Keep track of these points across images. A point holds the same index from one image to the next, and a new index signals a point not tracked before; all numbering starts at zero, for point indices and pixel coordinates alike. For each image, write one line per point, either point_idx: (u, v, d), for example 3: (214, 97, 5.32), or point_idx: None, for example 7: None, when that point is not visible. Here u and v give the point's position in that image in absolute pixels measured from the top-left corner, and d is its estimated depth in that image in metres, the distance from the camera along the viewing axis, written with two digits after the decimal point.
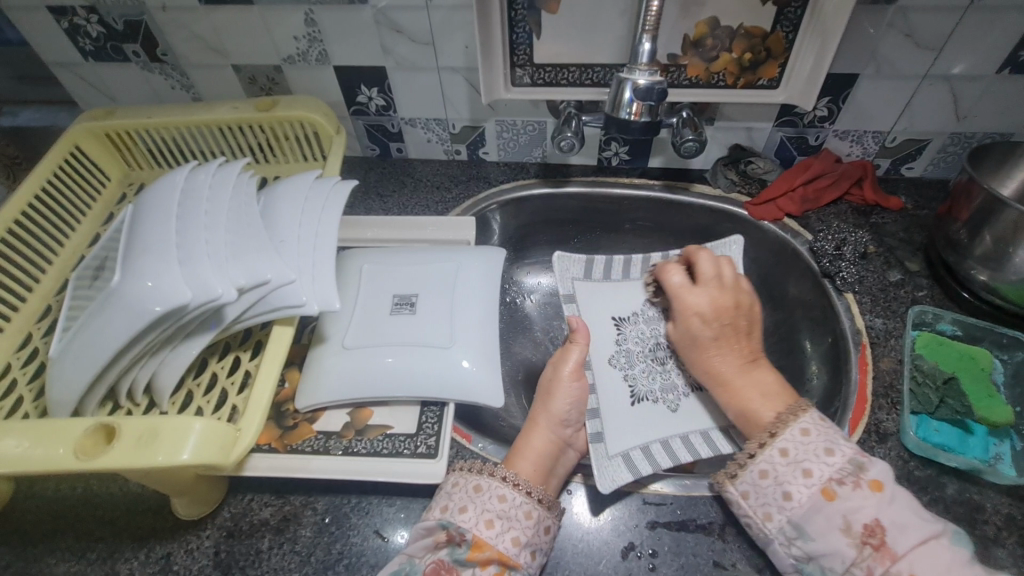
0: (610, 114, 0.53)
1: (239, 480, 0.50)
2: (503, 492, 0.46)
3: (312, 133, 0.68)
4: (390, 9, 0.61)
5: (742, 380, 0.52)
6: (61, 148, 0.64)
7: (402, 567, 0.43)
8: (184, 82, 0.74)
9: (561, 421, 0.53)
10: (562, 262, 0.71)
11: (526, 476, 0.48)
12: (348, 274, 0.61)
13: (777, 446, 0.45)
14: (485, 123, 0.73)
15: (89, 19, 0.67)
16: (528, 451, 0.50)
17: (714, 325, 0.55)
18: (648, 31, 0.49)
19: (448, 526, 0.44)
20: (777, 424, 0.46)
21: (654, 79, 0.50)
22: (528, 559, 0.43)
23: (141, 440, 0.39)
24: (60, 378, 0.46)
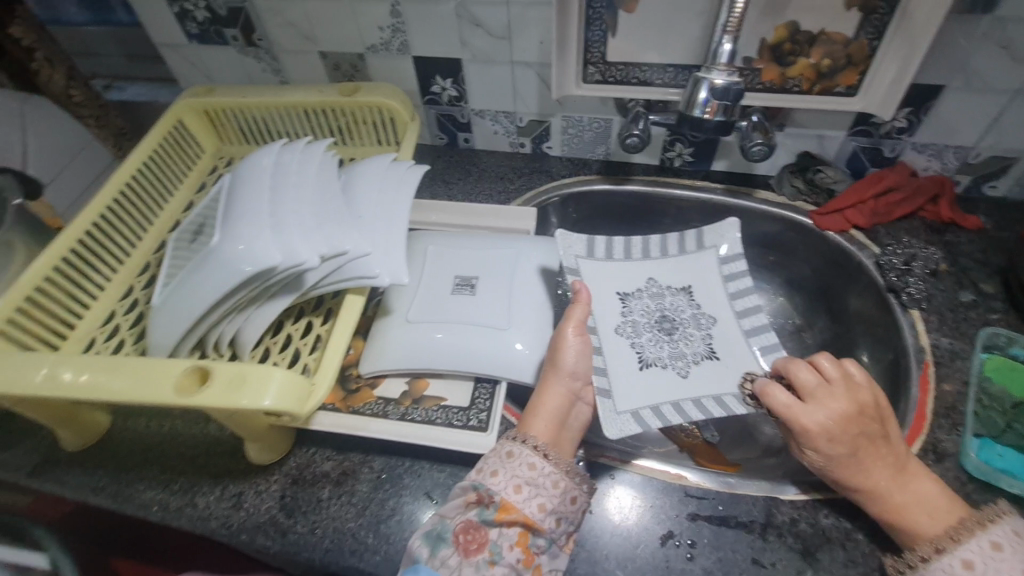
0: (684, 112, 0.54)
1: (305, 433, 0.55)
2: (534, 460, 0.46)
3: (389, 120, 0.72)
4: (472, 4, 0.64)
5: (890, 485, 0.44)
6: (167, 121, 0.71)
7: (435, 524, 0.44)
8: (274, 65, 0.80)
9: (571, 375, 0.53)
10: (563, 239, 0.67)
11: (541, 437, 0.49)
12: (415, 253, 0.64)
13: (957, 556, 0.41)
14: (552, 119, 0.75)
15: (198, 4, 0.74)
16: (541, 409, 0.51)
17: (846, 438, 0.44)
18: (729, 32, 0.49)
19: (479, 488, 0.45)
20: (946, 538, 0.42)
21: (732, 80, 0.51)
22: (552, 525, 0.45)
23: (232, 384, 0.43)
24: (160, 325, 0.51)
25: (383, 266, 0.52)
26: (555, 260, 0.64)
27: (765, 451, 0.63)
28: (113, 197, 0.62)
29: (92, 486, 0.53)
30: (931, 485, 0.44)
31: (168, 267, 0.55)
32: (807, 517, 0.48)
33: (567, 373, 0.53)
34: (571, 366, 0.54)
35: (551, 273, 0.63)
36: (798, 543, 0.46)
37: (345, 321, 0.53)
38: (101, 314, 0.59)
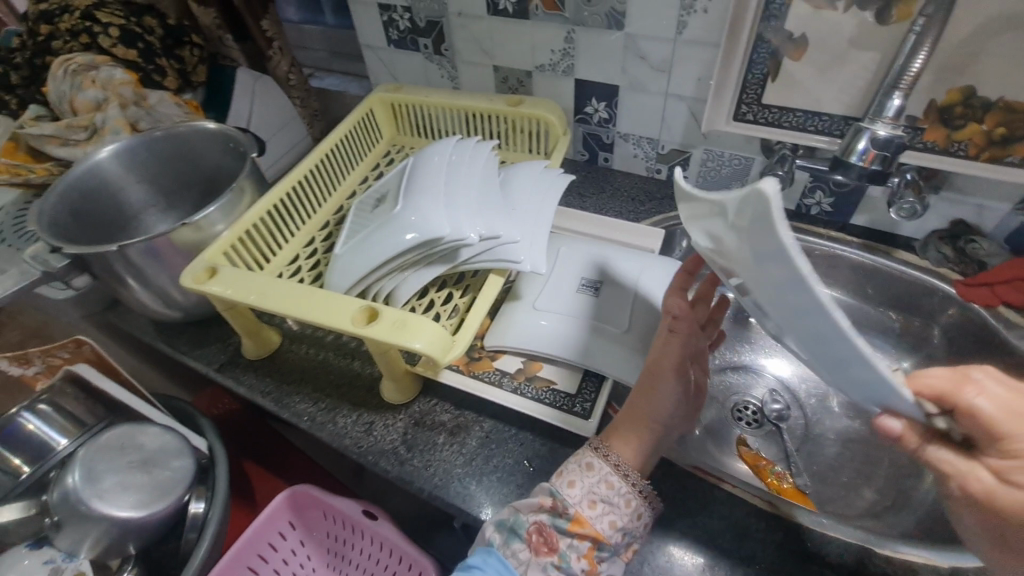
0: (835, 158, 0.56)
1: (429, 386, 0.63)
2: (592, 461, 0.48)
3: (543, 131, 0.80)
4: (641, 38, 0.70)
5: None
6: (363, 108, 0.84)
7: (509, 520, 0.47)
8: (452, 73, 0.92)
9: (665, 380, 0.50)
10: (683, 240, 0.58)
11: (625, 459, 0.48)
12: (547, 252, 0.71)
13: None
14: (693, 150, 0.79)
15: (404, 16, 0.87)
16: (629, 426, 0.50)
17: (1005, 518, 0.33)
18: (902, 87, 0.52)
19: (556, 496, 0.46)
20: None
21: (896, 133, 0.52)
22: (618, 540, 0.46)
23: (394, 325, 0.52)
24: (337, 270, 0.62)
25: (527, 254, 0.59)
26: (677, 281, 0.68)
27: (862, 513, 0.61)
28: (316, 162, 0.76)
29: (261, 389, 0.65)
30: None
31: (351, 225, 0.67)
32: None
33: (661, 384, 0.50)
34: (667, 369, 0.51)
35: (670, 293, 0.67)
36: None
37: (484, 297, 0.60)
38: (290, 254, 0.71)
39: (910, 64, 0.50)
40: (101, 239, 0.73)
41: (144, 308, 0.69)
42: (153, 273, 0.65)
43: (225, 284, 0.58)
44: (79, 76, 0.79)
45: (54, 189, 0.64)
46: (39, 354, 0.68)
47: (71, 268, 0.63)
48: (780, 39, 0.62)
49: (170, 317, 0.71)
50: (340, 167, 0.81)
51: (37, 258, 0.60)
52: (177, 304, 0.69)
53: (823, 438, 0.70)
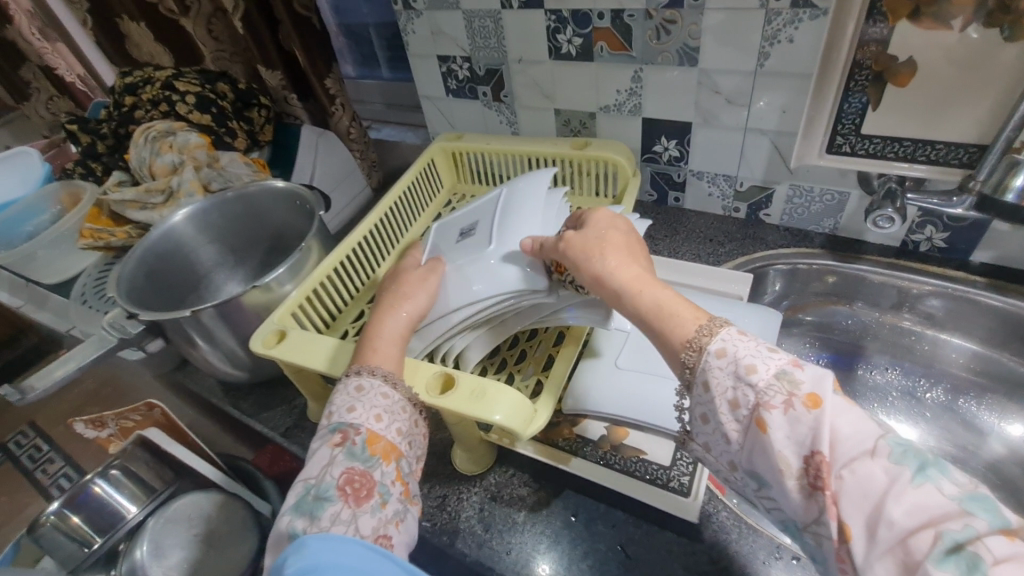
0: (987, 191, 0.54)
1: (503, 454, 0.58)
2: (361, 382, 0.45)
3: (611, 173, 0.76)
4: (716, 72, 0.66)
5: (648, 288, 0.41)
6: (425, 158, 0.83)
7: (315, 491, 0.38)
8: (511, 119, 0.90)
9: (418, 287, 0.56)
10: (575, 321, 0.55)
11: (385, 366, 0.48)
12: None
13: (712, 356, 0.35)
14: (777, 186, 0.72)
15: (463, 66, 0.87)
16: (376, 343, 0.50)
17: (631, 270, 0.43)
18: None
19: (342, 430, 0.42)
20: (694, 342, 0.36)
21: None
22: (407, 448, 0.44)
23: (473, 395, 0.47)
24: None
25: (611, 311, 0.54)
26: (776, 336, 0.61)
27: None
28: (381, 216, 0.74)
29: None
30: (670, 293, 0.40)
31: None
32: None
33: (418, 292, 0.55)
34: (420, 284, 0.56)
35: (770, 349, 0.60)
36: None
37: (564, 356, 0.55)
38: (355, 312, 0.69)
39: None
40: (173, 303, 0.74)
41: (212, 368, 0.68)
42: (222, 335, 0.64)
43: (295, 347, 0.56)
44: (158, 142, 0.83)
45: (133, 255, 0.66)
46: (114, 418, 0.71)
47: (145, 333, 0.63)
48: (882, 64, 0.56)
49: (237, 377, 0.70)
50: (403, 219, 0.80)
51: (114, 324, 0.61)
52: (243, 365, 0.68)
53: None
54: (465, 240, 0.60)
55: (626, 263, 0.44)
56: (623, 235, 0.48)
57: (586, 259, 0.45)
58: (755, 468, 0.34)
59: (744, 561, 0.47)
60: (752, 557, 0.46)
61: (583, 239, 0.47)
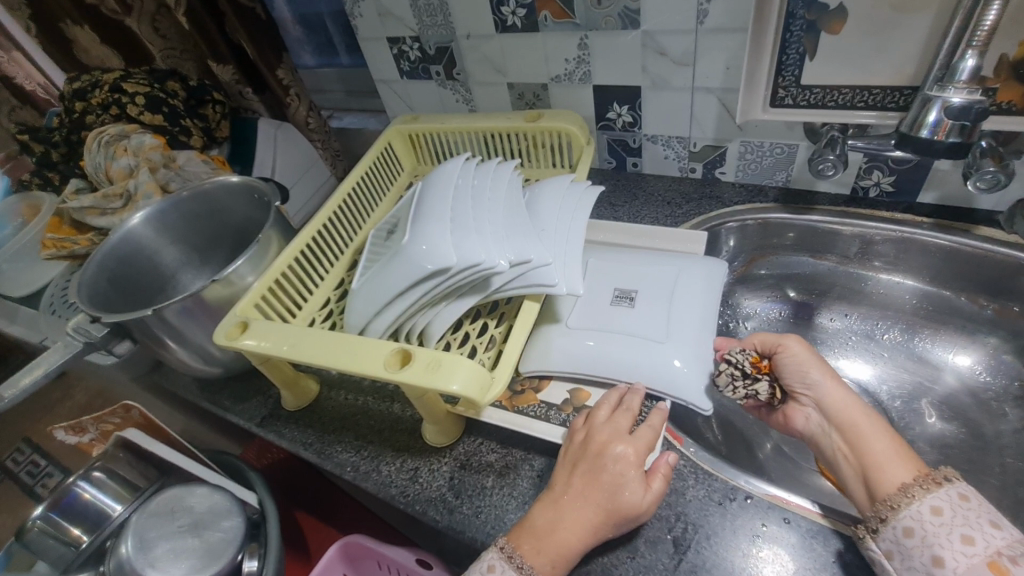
0: (905, 135, 0.50)
1: (472, 424, 0.59)
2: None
3: (566, 144, 0.77)
4: (659, 33, 0.67)
5: (870, 427, 0.48)
6: (381, 142, 0.83)
7: None
8: (466, 96, 0.90)
9: (629, 520, 0.45)
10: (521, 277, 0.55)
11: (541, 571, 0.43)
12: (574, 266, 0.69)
13: (926, 503, 0.41)
14: (729, 144, 0.73)
15: (413, 46, 0.87)
16: (556, 539, 0.44)
17: (868, 412, 0.49)
18: (974, 46, 0.44)
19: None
20: (909, 491, 0.42)
21: (973, 98, 0.45)
22: None
23: (429, 366, 0.49)
24: (356, 308, 0.60)
25: (562, 276, 0.55)
26: (720, 284, 0.64)
27: None
28: (340, 203, 0.75)
29: (302, 440, 0.63)
30: (887, 442, 0.46)
31: (367, 257, 0.64)
32: None
33: (622, 519, 0.45)
34: (634, 518, 0.45)
35: (714, 296, 0.63)
36: None
37: (521, 325, 0.56)
38: (320, 299, 0.70)
39: (983, 18, 0.43)
40: (136, 304, 0.74)
41: (185, 367, 0.69)
42: (190, 332, 0.64)
43: (257, 335, 0.57)
44: (112, 146, 0.83)
45: (92, 261, 0.66)
46: (93, 421, 0.72)
47: (111, 336, 0.64)
48: (815, 13, 0.57)
49: (211, 373, 0.70)
50: (364, 204, 0.80)
51: (79, 329, 0.62)
52: (215, 360, 0.68)
53: (917, 447, 0.63)
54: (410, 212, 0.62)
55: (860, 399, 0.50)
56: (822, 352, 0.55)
57: (808, 374, 0.52)
58: None
59: (699, 504, 0.49)
60: (706, 499, 0.49)
61: (802, 344, 0.54)
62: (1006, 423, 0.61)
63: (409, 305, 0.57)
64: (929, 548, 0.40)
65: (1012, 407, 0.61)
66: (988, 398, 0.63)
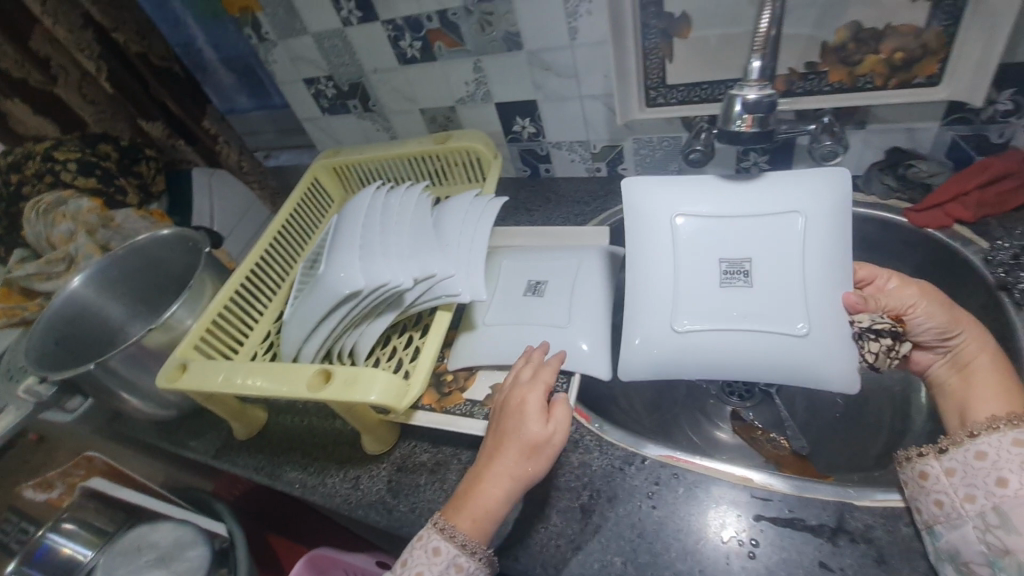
0: (719, 128, 0.52)
1: (407, 430, 0.64)
2: (437, 544, 0.46)
3: (476, 160, 0.83)
4: (542, 52, 0.73)
5: (989, 369, 0.49)
6: (306, 179, 0.88)
7: None
8: (385, 125, 0.95)
9: (543, 452, 0.50)
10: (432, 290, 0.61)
11: (480, 537, 0.47)
12: (637, 215, 0.61)
13: (1010, 434, 0.41)
14: (623, 142, 0.80)
15: (328, 84, 0.92)
16: (481, 499, 0.48)
17: (988, 355, 0.50)
18: (757, 50, 0.49)
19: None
20: (997, 421, 0.43)
21: (764, 93, 0.48)
22: None
23: (347, 383, 0.54)
24: (289, 338, 0.65)
25: (466, 285, 0.60)
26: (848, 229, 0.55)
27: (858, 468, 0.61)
28: (270, 241, 0.80)
29: (255, 466, 0.67)
30: (998, 380, 0.48)
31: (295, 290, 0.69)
32: (887, 525, 0.45)
33: (537, 453, 0.50)
34: (546, 449, 0.50)
35: (831, 237, 0.55)
36: (873, 549, 0.44)
37: (434, 334, 0.61)
38: (261, 333, 0.75)
39: (759, 22, 0.47)
40: (87, 360, 0.78)
41: (140, 413, 0.73)
42: (139, 379, 0.69)
43: (195, 376, 0.62)
44: (51, 214, 0.86)
45: (38, 325, 0.70)
46: (59, 477, 0.82)
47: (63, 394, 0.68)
48: (664, 22, 0.63)
49: (166, 415, 0.74)
50: (296, 237, 0.85)
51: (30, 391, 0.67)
52: (167, 403, 0.72)
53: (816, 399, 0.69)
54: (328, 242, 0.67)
55: (985, 345, 0.51)
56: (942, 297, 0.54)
57: (958, 333, 0.52)
58: (1016, 514, 0.38)
59: (603, 472, 0.54)
60: (609, 466, 0.54)
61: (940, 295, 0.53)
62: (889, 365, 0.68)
63: (332, 329, 0.62)
64: (996, 471, 0.41)
65: None
66: None
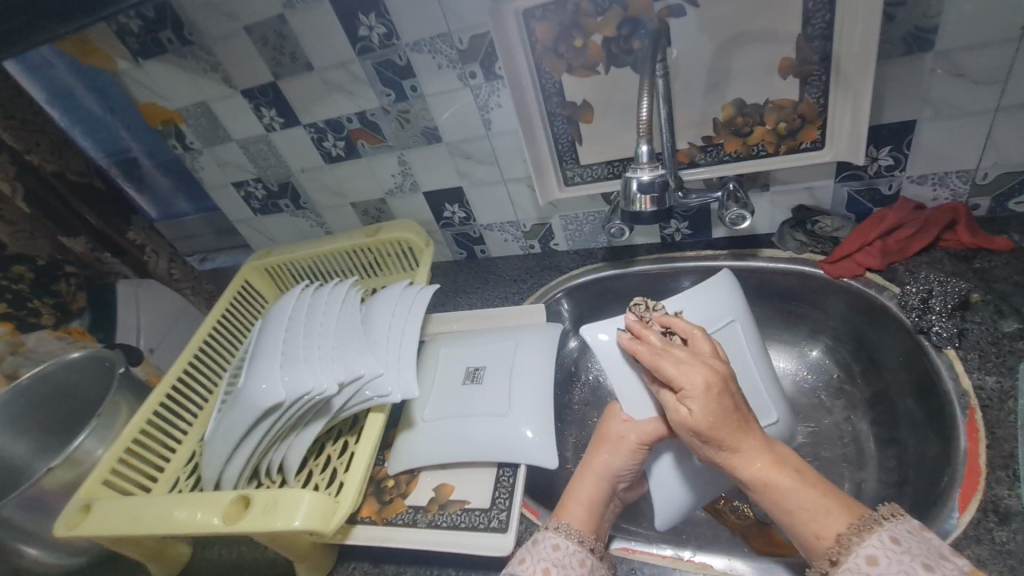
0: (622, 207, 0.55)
1: (346, 550, 0.59)
2: (556, 541, 0.47)
3: (408, 249, 0.83)
4: (460, 142, 0.75)
5: (781, 480, 0.43)
6: (236, 282, 0.85)
7: None
8: (319, 220, 0.95)
9: (619, 447, 0.54)
10: (361, 392, 0.58)
11: (575, 524, 0.49)
12: (610, 362, 0.60)
13: (861, 554, 0.37)
14: (551, 220, 0.82)
15: (258, 186, 0.92)
16: (576, 495, 0.52)
17: (726, 421, 0.44)
18: (643, 136, 0.50)
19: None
20: (847, 537, 0.38)
21: (655, 175, 0.51)
22: None
23: (267, 509, 0.49)
24: (210, 459, 0.60)
25: (396, 382, 0.58)
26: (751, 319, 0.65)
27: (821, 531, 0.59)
28: (194, 352, 0.75)
29: None
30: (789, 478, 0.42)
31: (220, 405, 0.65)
32: None
33: (620, 450, 0.54)
34: (623, 443, 0.54)
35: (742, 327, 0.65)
36: None
37: (366, 440, 0.58)
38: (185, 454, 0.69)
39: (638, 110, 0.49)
40: None
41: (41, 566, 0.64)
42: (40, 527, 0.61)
43: (98, 518, 0.56)
44: None
45: None
46: None
47: None
48: (569, 109, 0.67)
49: (75, 563, 0.66)
50: (227, 344, 0.81)
51: None
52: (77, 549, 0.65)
53: None
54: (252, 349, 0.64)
55: (758, 444, 0.44)
56: (722, 385, 0.45)
57: (674, 398, 0.47)
58: None
59: None
60: None
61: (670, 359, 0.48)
62: (833, 416, 0.68)
63: (256, 445, 0.57)
64: None
65: (834, 400, 0.69)
66: (817, 395, 0.70)
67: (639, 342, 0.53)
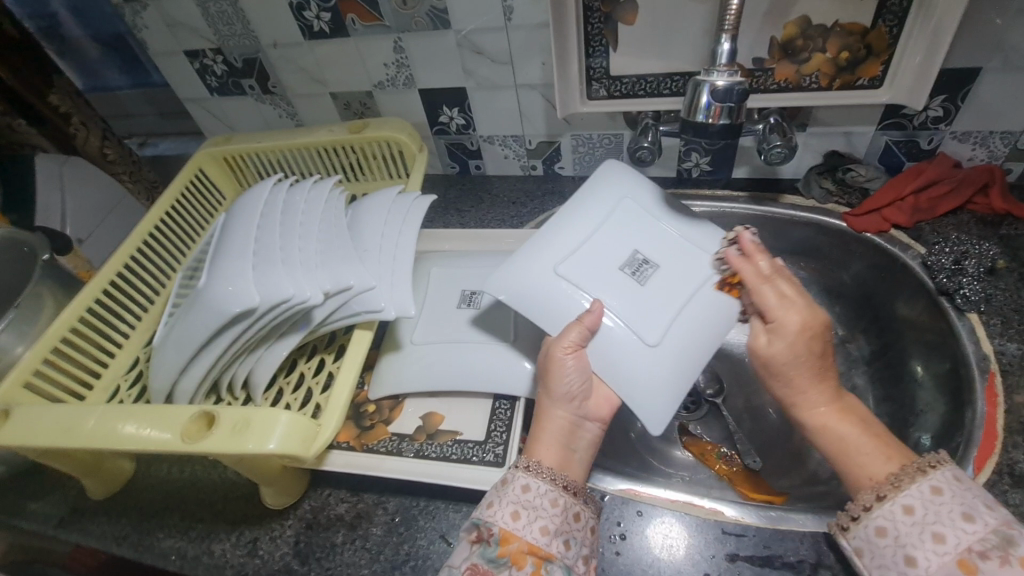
0: (685, 120, 0.51)
1: (321, 474, 0.54)
2: (526, 482, 0.44)
3: (398, 153, 0.73)
4: (473, 33, 0.64)
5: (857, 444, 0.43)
6: (187, 171, 0.72)
7: None
8: (289, 110, 0.82)
9: (551, 369, 0.50)
10: (348, 305, 0.51)
11: (545, 462, 0.46)
12: (523, 292, 0.53)
13: (899, 502, 0.38)
14: (561, 138, 0.74)
15: (216, 59, 0.77)
16: (539, 433, 0.48)
17: (806, 363, 0.46)
18: (726, 30, 0.47)
19: (479, 524, 0.43)
20: (896, 478, 0.39)
21: (734, 80, 0.47)
22: None
23: (236, 428, 0.42)
24: (160, 367, 0.51)
25: (389, 298, 0.51)
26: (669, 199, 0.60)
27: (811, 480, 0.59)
28: (136, 247, 0.64)
29: (115, 535, 0.52)
30: (852, 428, 0.44)
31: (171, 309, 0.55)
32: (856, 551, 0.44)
33: (554, 371, 0.50)
34: (554, 362, 0.50)
35: (660, 203, 0.59)
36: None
37: (350, 358, 0.51)
38: (126, 361, 0.60)
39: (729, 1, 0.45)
40: None
41: None
42: None
43: (19, 426, 0.47)
44: None
45: None
46: None
47: None
48: (609, 5, 0.58)
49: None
50: (177, 241, 0.70)
51: None
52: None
53: None
54: (212, 246, 0.53)
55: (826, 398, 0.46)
56: (823, 330, 0.47)
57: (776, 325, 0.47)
58: None
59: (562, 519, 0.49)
60: None
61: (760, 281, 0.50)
62: (828, 370, 0.67)
63: (218, 356, 0.49)
64: (902, 549, 0.37)
65: (832, 355, 0.68)
66: None
67: (743, 262, 0.51)
